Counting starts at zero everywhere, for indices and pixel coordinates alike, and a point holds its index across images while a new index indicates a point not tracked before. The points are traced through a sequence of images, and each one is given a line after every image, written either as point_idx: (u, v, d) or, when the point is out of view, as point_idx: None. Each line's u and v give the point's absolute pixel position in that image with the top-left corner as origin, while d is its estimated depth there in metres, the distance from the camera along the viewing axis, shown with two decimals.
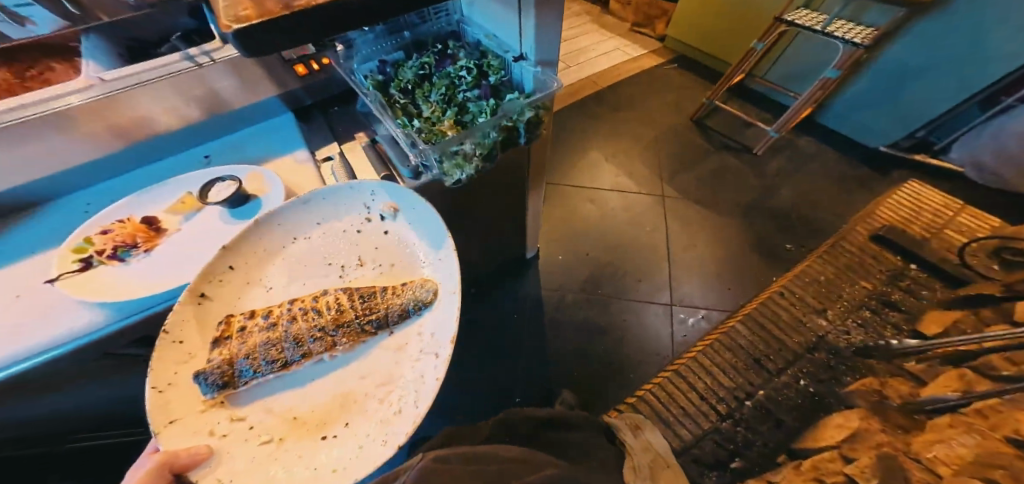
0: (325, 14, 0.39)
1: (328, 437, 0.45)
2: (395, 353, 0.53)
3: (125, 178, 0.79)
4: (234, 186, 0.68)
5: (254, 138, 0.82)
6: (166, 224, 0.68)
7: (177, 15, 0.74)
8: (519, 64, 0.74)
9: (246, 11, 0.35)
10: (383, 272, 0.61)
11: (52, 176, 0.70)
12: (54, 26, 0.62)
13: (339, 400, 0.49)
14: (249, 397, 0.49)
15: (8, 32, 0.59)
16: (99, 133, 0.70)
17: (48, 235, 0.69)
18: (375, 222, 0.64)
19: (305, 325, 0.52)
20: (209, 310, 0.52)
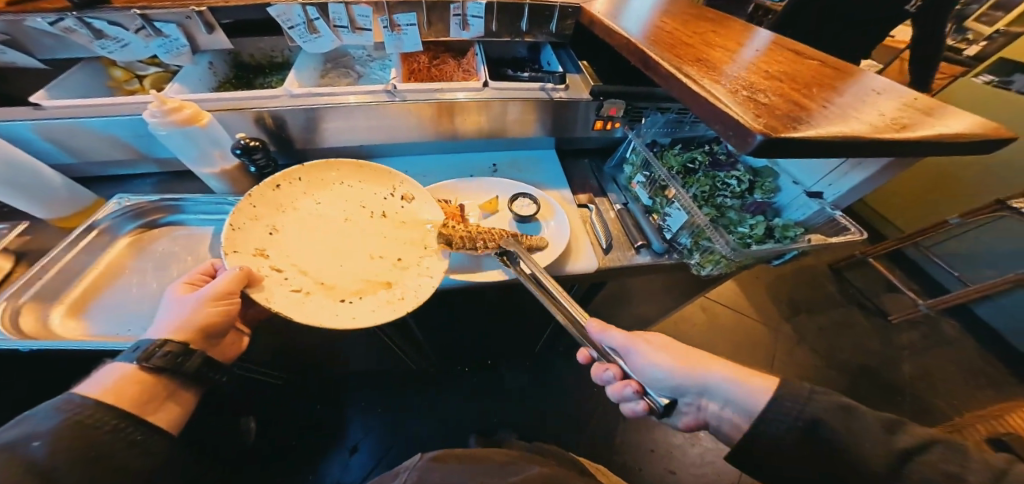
0: (832, 149, 0.48)
1: (343, 301, 0.56)
2: (402, 268, 0.62)
3: (420, 159, 0.92)
4: (533, 207, 0.81)
5: (534, 166, 0.96)
6: (470, 213, 0.79)
7: (524, 46, 0.98)
8: (810, 199, 0.76)
9: (761, 119, 0.48)
10: (394, 234, 0.67)
11: (398, 142, 0.86)
12: (476, 35, 0.81)
13: (360, 283, 0.59)
14: (285, 256, 0.60)
15: (453, 31, 0.78)
16: (444, 122, 0.84)
17: None
18: (397, 197, 0.71)
19: (495, 236, 0.70)
20: (278, 195, 0.65)
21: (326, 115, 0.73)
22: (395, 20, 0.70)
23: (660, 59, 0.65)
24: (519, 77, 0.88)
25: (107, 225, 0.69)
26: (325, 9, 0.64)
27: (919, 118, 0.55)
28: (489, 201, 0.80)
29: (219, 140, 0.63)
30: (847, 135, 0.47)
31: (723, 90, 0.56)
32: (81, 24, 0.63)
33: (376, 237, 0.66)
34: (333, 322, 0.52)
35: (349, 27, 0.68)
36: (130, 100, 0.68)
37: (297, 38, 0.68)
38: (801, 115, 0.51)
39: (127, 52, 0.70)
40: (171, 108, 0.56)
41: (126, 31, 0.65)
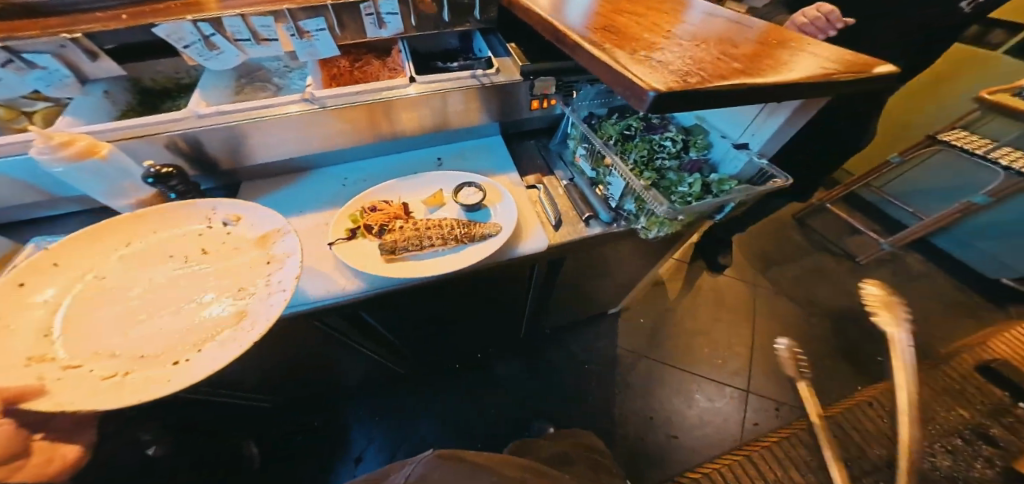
0: (726, 97, 0.48)
1: (179, 361, 0.47)
2: (240, 299, 0.54)
3: (361, 163, 0.90)
4: (479, 195, 0.79)
5: (480, 154, 0.95)
6: (415, 213, 0.76)
7: (451, 36, 0.97)
8: (737, 151, 0.80)
9: (655, 77, 0.49)
10: (223, 270, 0.58)
11: (332, 151, 0.84)
12: (395, 32, 0.78)
13: (195, 335, 0.50)
14: (79, 348, 0.47)
15: (370, 31, 0.75)
16: (374, 124, 0.82)
17: (309, 195, 0.80)
18: (219, 227, 0.63)
19: (439, 233, 0.71)
20: (32, 290, 0.51)
21: (245, 133, 0.70)
22: (302, 27, 0.67)
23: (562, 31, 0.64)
24: (448, 67, 0.87)
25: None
26: (220, 23, 0.62)
27: (822, 63, 0.56)
28: (434, 194, 0.77)
29: (125, 171, 0.61)
30: (731, 85, 0.48)
31: (625, 55, 0.56)
32: None
33: (200, 281, 0.57)
34: (175, 383, 0.44)
35: (253, 40, 0.66)
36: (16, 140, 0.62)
37: (196, 56, 0.64)
38: (694, 69, 0.51)
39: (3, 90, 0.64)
40: (59, 143, 0.52)
41: None
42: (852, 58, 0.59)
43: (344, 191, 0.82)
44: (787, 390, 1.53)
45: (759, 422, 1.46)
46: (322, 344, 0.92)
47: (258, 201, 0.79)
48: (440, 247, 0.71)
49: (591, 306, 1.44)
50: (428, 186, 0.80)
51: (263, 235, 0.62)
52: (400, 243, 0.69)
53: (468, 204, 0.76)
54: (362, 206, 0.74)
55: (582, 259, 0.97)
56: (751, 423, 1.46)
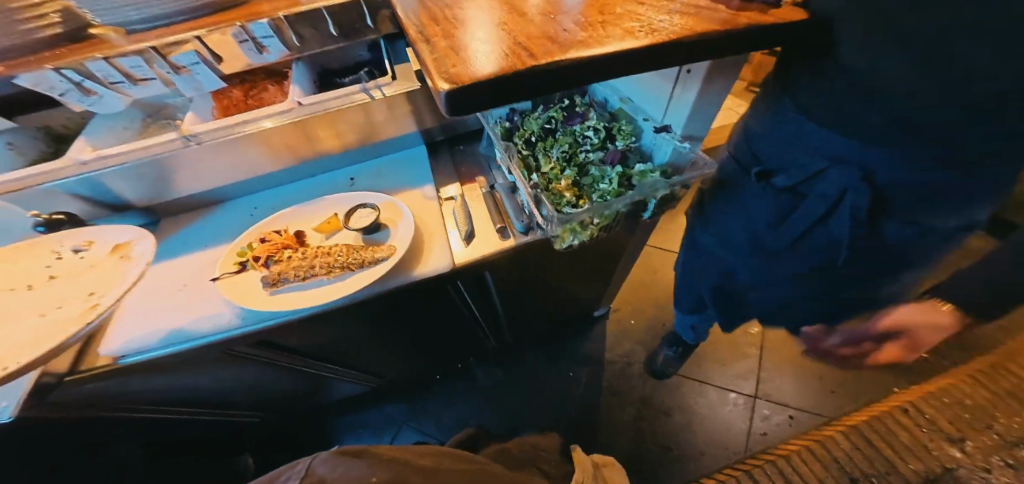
0: (545, 81, 0.40)
1: (8, 367, 0.41)
2: (84, 303, 0.49)
3: (278, 191, 0.90)
4: (374, 214, 0.75)
5: (398, 169, 0.91)
6: (311, 239, 0.74)
7: (359, 48, 0.93)
8: (659, 135, 0.70)
9: (454, 67, 0.39)
10: (67, 286, 0.53)
11: (242, 181, 0.84)
12: (279, 54, 0.77)
13: (36, 340, 0.45)
14: None
15: (251, 58, 0.74)
16: (275, 150, 0.80)
17: (219, 229, 0.81)
18: (65, 256, 0.59)
19: (325, 261, 0.67)
20: None
21: (140, 174, 0.71)
22: (173, 63, 0.67)
23: (403, 3, 0.55)
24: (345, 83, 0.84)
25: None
26: (87, 71, 0.63)
27: (697, 24, 0.44)
28: (329, 220, 0.75)
29: (10, 222, 0.67)
30: (536, 64, 0.38)
31: (446, 37, 0.45)
32: None
33: (28, 305, 0.51)
34: None
35: (128, 81, 0.68)
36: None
37: (78, 103, 0.68)
38: (510, 48, 0.42)
39: None
40: None
41: None
42: (747, 14, 0.45)
43: (251, 221, 0.82)
44: (803, 392, 1.35)
45: (767, 431, 1.31)
46: (262, 371, 0.93)
47: (171, 237, 0.80)
48: (324, 275, 0.67)
49: (563, 313, 1.35)
50: (327, 209, 0.78)
51: (112, 250, 0.58)
52: (283, 273, 0.66)
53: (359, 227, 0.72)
54: (256, 237, 0.72)
55: (517, 272, 0.90)
56: (758, 433, 1.31)
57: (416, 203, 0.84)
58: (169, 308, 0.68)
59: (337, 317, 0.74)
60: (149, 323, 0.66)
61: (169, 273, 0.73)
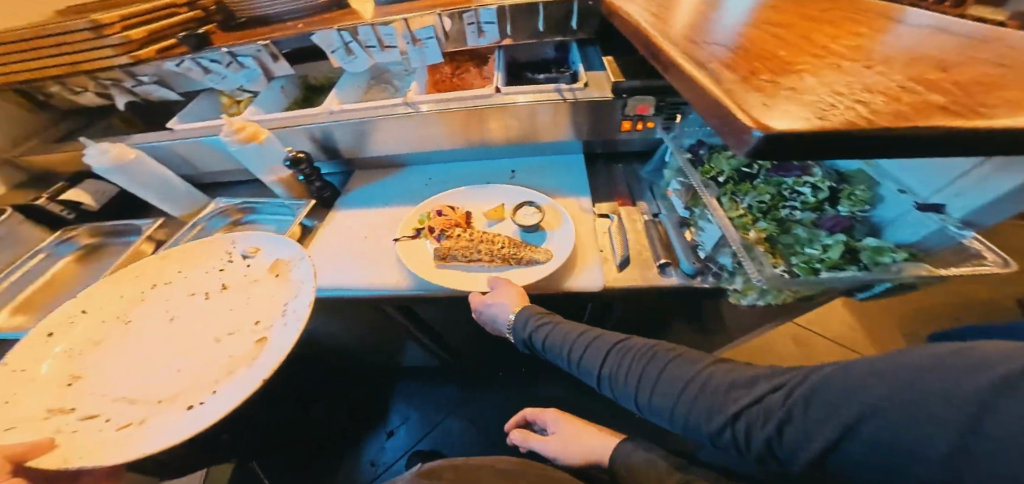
0: (904, 145, 0.28)
1: (192, 406, 0.53)
2: (251, 333, 0.61)
3: (445, 166, 0.95)
4: (537, 215, 0.75)
5: (555, 173, 0.90)
6: (476, 222, 0.78)
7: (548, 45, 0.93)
8: (920, 213, 0.54)
9: (761, 109, 0.32)
10: (237, 305, 0.67)
11: (419, 153, 0.91)
12: (492, 39, 0.81)
13: (212, 377, 0.57)
14: (93, 400, 0.55)
15: (470, 40, 0.81)
16: (456, 133, 0.86)
17: (392, 191, 0.90)
18: (236, 259, 0.74)
19: (489, 249, 0.70)
20: (71, 346, 0.62)
21: (359, 129, 0.82)
22: (415, 35, 0.77)
23: (655, 32, 0.52)
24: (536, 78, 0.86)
25: (205, 222, 0.83)
26: (355, 32, 0.77)
27: None
28: (495, 208, 0.78)
29: (272, 155, 0.75)
30: (896, 124, 0.28)
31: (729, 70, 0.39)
32: (194, 63, 0.74)
33: (210, 317, 0.66)
34: (191, 426, 0.50)
35: (378, 46, 0.80)
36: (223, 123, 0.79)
37: (339, 60, 0.82)
38: (826, 95, 0.33)
39: (226, 84, 0.81)
40: (234, 130, 0.70)
41: (223, 66, 0.77)
42: None
43: (421, 190, 0.89)
44: None
45: None
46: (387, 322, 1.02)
47: (354, 188, 0.91)
48: (486, 263, 0.70)
49: None
50: (494, 198, 0.82)
51: (272, 264, 0.71)
52: (451, 249, 0.70)
53: (523, 224, 0.74)
54: (431, 209, 0.79)
55: (658, 309, 0.82)
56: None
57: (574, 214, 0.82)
58: (349, 254, 0.78)
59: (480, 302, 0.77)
60: (337, 262, 0.76)
61: (355, 220, 0.83)
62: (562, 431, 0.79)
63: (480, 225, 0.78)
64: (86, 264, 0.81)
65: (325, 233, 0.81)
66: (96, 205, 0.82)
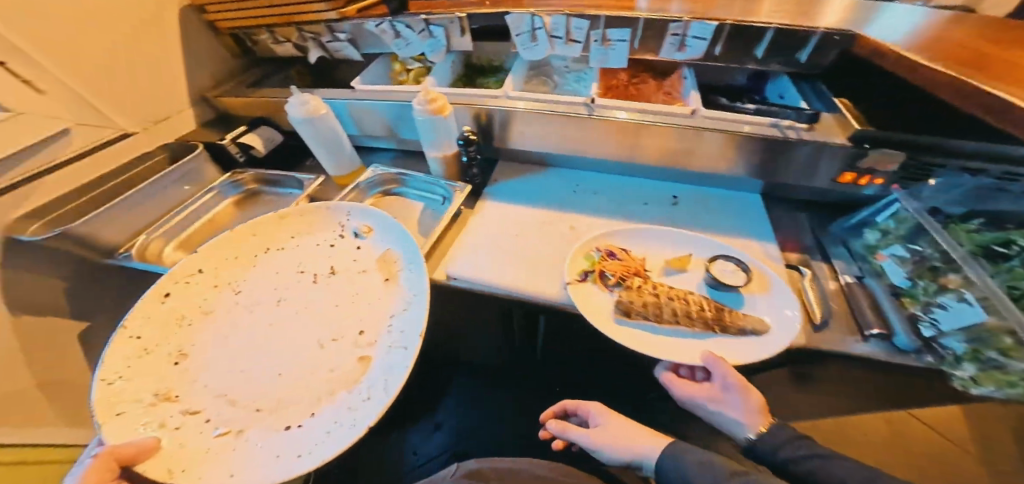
0: None
1: (291, 426, 0.52)
2: (353, 349, 0.61)
3: (601, 176, 0.87)
4: (738, 273, 0.62)
5: (729, 210, 0.81)
6: (653, 270, 0.67)
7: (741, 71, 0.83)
8: None
9: None
10: (340, 304, 0.68)
11: (580, 159, 0.85)
12: (694, 54, 0.69)
13: (311, 396, 0.55)
14: (197, 392, 0.56)
15: (665, 51, 0.70)
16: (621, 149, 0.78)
17: (539, 192, 0.82)
18: (346, 237, 0.78)
19: (685, 307, 0.56)
20: (188, 316, 0.65)
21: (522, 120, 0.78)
22: (607, 34, 0.69)
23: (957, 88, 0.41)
24: (743, 109, 0.71)
25: (363, 187, 0.84)
26: (547, 19, 0.71)
27: None
28: (681, 257, 0.66)
29: (444, 129, 0.74)
30: None
31: None
32: (390, 26, 0.80)
33: (315, 308, 0.68)
34: (285, 456, 0.48)
35: (562, 38, 0.73)
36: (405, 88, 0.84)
37: (519, 45, 0.78)
38: None
39: (408, 51, 0.86)
40: (428, 98, 0.69)
41: (413, 33, 0.81)
42: None
43: (571, 197, 0.81)
44: None
45: None
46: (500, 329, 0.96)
47: (499, 181, 0.85)
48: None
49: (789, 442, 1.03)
50: (675, 246, 0.70)
51: (377, 261, 0.74)
52: (638, 306, 0.57)
53: (722, 280, 0.60)
54: (601, 248, 0.68)
55: (836, 387, 0.70)
56: None
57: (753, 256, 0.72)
58: (497, 249, 0.73)
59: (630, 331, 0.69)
60: (489, 260, 0.71)
61: (506, 218, 0.78)
62: (612, 429, 0.57)
63: (661, 273, 0.66)
64: (242, 209, 0.86)
65: (476, 225, 0.77)
66: (263, 150, 0.89)
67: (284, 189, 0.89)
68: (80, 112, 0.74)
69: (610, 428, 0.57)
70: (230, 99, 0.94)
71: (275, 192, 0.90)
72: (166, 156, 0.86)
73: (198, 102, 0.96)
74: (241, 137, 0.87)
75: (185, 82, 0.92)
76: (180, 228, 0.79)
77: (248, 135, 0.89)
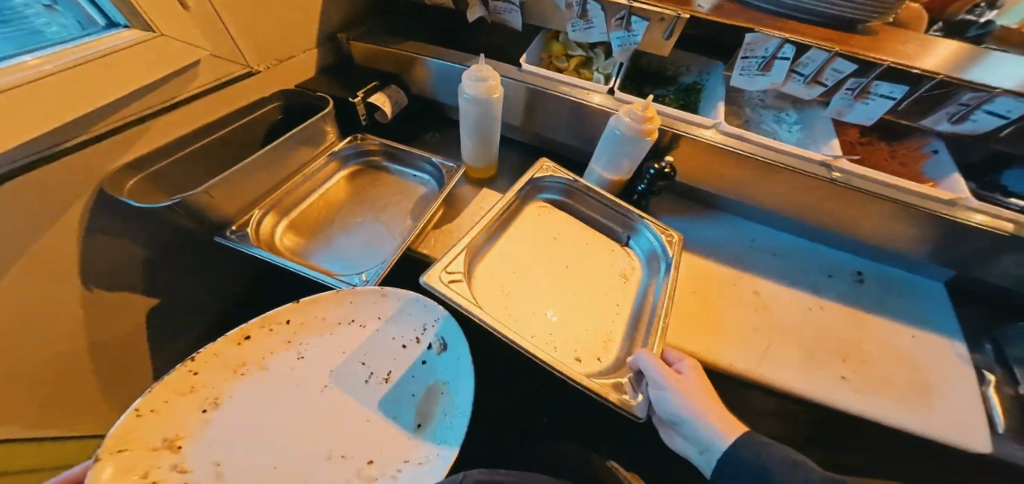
0: None
1: None
2: (349, 481, 0.42)
3: (771, 233, 0.75)
4: None
5: (918, 302, 0.69)
6: None
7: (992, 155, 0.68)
8: None
9: None
10: (371, 426, 0.46)
11: (759, 213, 0.73)
12: (975, 129, 0.58)
13: None
14: (208, 446, 0.41)
15: (933, 118, 0.59)
16: (830, 213, 0.66)
17: (710, 240, 0.72)
18: (421, 345, 0.51)
19: None
20: (234, 354, 0.46)
21: (726, 159, 0.64)
22: (872, 87, 0.57)
23: None
24: (1005, 203, 0.60)
25: (532, 184, 0.67)
26: (803, 52, 0.57)
27: None
28: None
29: (631, 152, 0.59)
30: None
31: None
32: (581, 3, 0.65)
33: (350, 413, 0.46)
34: None
35: (806, 77, 0.61)
36: (583, 83, 0.69)
37: (739, 68, 0.64)
38: None
39: (585, 37, 0.71)
40: (646, 117, 0.55)
41: (605, 18, 0.66)
42: None
43: (744, 256, 0.70)
44: None
45: None
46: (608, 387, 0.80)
47: (661, 217, 0.74)
48: (859, 391, 0.55)
49: None
50: None
51: (433, 395, 0.48)
52: None
53: None
54: None
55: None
56: None
57: (937, 359, 0.61)
58: (672, 307, 0.62)
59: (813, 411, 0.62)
60: (674, 317, 0.61)
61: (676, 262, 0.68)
62: (702, 388, 0.44)
63: None
64: (357, 185, 0.74)
65: None
66: (389, 115, 0.75)
67: (409, 167, 0.76)
68: (219, 42, 0.61)
69: (697, 388, 0.44)
70: (362, 45, 0.81)
71: (399, 169, 0.76)
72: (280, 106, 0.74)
73: (326, 42, 0.82)
74: (371, 96, 0.74)
75: (321, 17, 0.78)
76: (291, 206, 0.68)
77: (378, 94, 0.74)
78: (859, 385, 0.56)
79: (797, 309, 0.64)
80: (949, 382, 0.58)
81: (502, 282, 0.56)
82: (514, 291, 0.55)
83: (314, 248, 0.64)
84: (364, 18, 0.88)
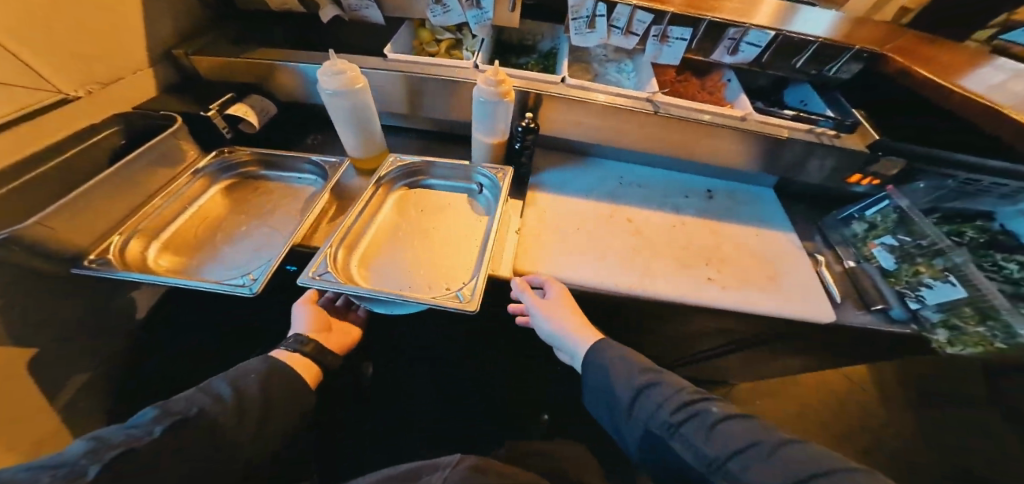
0: None
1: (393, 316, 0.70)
2: None
3: (639, 170, 0.89)
4: None
5: (751, 203, 0.87)
6: None
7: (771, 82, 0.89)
8: None
9: None
10: None
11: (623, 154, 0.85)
12: (746, 59, 0.75)
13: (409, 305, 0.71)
14: None
15: (718, 53, 0.75)
16: (671, 144, 0.79)
17: (592, 185, 0.82)
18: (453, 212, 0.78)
19: None
20: None
21: (581, 111, 0.74)
22: (669, 32, 0.71)
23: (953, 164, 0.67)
24: (780, 114, 0.77)
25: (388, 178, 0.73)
26: (613, 8, 0.69)
27: None
28: None
29: (497, 115, 0.66)
30: None
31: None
32: None
33: None
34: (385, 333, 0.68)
35: (622, 29, 0.73)
36: (451, 63, 0.76)
37: (573, 28, 0.74)
38: None
39: (445, 19, 0.76)
40: (498, 81, 0.62)
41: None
42: None
43: (621, 192, 0.82)
44: None
45: None
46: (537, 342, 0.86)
47: (546, 173, 0.83)
48: (723, 287, 0.68)
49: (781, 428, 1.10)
50: None
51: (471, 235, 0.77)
52: None
53: None
54: None
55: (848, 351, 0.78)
56: None
57: (776, 250, 0.78)
58: (575, 248, 0.70)
59: (706, 324, 0.73)
60: (567, 252, 0.69)
61: (566, 208, 0.77)
62: (566, 306, 0.60)
63: None
64: (236, 199, 0.70)
65: (542, 218, 0.74)
66: (255, 124, 0.72)
67: (291, 171, 0.74)
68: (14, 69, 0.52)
69: (560, 309, 0.59)
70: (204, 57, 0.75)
71: (279, 175, 0.74)
72: (119, 134, 0.63)
73: (162, 59, 0.75)
74: (228, 108, 0.69)
75: (147, 30, 0.71)
76: (160, 229, 0.62)
77: (237, 105, 0.70)
78: (722, 283, 0.68)
79: (663, 226, 0.77)
80: (791, 269, 0.74)
81: (378, 269, 0.61)
82: (392, 268, 0.62)
83: (198, 266, 0.60)
84: (203, 32, 0.82)
